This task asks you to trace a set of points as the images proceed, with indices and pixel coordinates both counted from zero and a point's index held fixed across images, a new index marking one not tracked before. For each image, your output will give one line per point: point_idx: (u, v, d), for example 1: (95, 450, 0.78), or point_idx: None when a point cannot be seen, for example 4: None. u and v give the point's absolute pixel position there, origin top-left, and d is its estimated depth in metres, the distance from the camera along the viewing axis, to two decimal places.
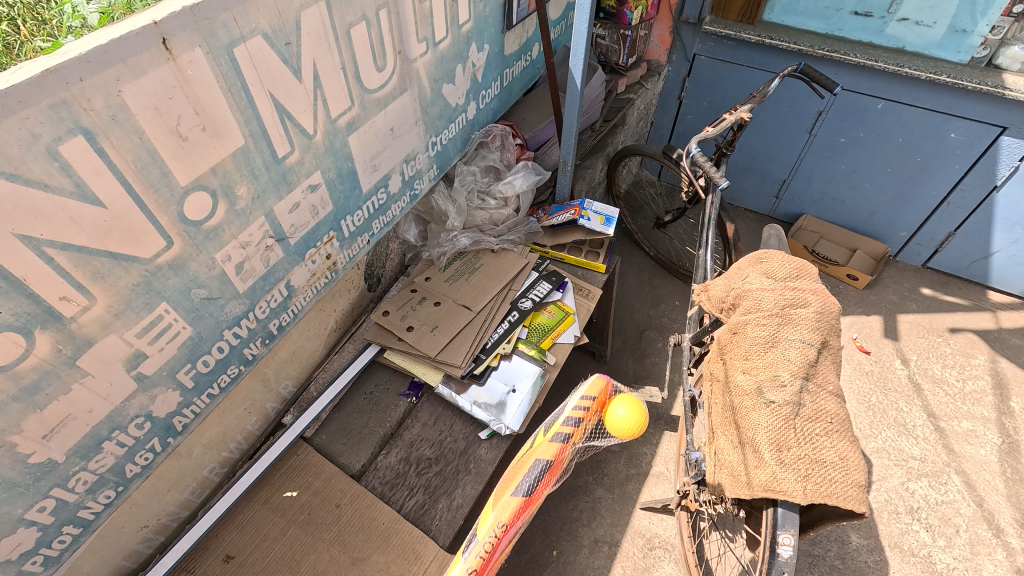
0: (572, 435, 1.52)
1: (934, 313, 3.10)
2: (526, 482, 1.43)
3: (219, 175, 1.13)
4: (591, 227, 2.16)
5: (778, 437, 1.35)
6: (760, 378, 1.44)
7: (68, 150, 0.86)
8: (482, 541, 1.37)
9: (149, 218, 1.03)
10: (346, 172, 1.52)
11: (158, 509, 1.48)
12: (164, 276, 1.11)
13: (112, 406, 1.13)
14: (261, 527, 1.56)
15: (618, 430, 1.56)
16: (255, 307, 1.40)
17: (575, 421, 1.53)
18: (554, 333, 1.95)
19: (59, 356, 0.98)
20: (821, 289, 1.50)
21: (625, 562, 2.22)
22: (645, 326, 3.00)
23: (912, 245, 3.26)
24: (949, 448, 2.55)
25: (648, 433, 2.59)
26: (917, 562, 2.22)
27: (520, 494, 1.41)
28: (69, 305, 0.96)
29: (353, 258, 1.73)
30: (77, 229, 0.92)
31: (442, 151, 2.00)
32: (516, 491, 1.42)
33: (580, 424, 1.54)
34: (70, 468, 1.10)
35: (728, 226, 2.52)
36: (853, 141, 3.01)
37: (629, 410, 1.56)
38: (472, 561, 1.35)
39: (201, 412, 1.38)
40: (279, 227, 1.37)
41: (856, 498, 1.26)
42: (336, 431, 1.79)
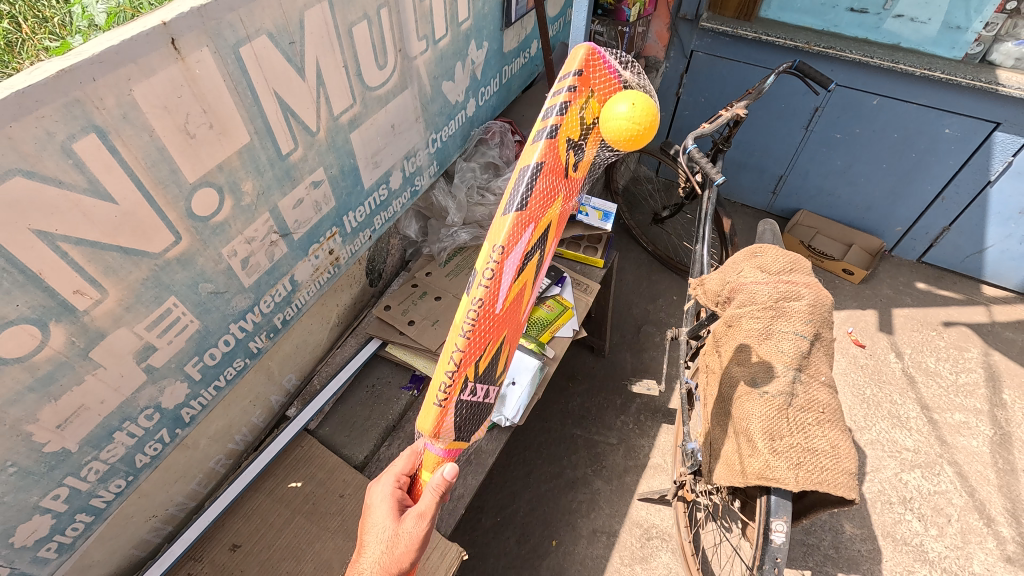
0: (566, 158, 1.07)
1: (928, 307, 3.14)
2: (524, 184, 0.98)
3: (225, 172, 1.16)
4: (588, 222, 2.20)
5: (771, 426, 1.38)
6: (754, 369, 1.48)
7: (81, 147, 0.88)
8: (465, 312, 0.98)
9: (159, 214, 1.06)
10: (349, 169, 1.55)
11: (166, 499, 1.51)
12: (172, 271, 1.14)
13: (122, 397, 1.16)
14: (267, 517, 1.60)
15: (614, 132, 1.11)
16: (260, 302, 1.43)
17: (562, 108, 1.02)
18: (552, 327, 1.99)
19: (72, 348, 1.01)
20: (814, 283, 1.54)
21: (623, 552, 2.27)
22: (643, 320, 3.04)
23: (907, 240, 3.29)
24: (941, 440, 2.59)
25: (646, 426, 2.63)
26: (909, 551, 2.27)
27: (516, 211, 0.96)
28: (82, 298, 0.99)
29: (355, 253, 1.76)
30: (90, 225, 0.95)
31: (442, 148, 2.02)
32: (508, 210, 0.97)
33: (573, 161, 1.11)
34: (83, 458, 1.13)
35: (724, 221, 2.55)
36: (849, 137, 3.04)
37: (633, 107, 1.10)
38: (476, 303, 0.97)
39: (208, 404, 1.41)
40: (284, 223, 1.39)
41: (847, 485, 1.29)
42: (340, 424, 1.83)
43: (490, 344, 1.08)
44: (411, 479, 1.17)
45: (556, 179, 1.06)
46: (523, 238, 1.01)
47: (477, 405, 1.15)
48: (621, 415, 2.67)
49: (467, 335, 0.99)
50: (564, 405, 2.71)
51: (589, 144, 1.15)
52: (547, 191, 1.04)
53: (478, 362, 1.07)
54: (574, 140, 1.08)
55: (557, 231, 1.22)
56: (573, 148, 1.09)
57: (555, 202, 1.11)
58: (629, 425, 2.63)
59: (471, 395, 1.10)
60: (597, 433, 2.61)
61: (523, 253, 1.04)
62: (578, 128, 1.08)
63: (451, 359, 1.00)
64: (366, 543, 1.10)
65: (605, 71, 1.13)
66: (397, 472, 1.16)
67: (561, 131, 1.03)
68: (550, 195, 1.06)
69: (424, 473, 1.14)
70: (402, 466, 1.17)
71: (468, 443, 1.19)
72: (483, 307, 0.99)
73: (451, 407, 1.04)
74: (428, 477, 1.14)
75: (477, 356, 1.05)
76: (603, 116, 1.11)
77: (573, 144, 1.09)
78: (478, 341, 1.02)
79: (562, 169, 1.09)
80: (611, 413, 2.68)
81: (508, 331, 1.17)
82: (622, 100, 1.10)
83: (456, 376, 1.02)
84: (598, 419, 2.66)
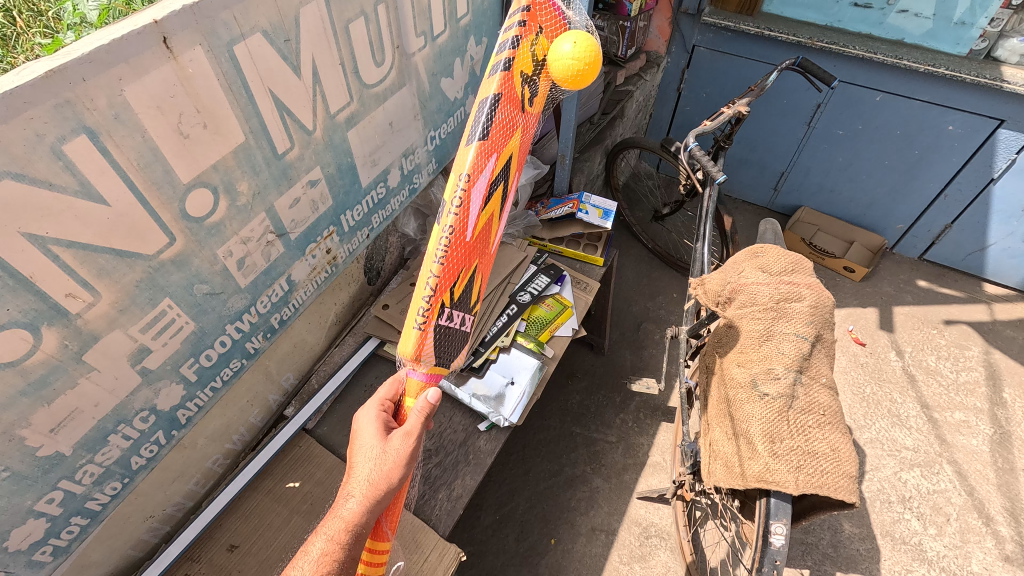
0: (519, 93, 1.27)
1: (929, 305, 3.13)
2: (484, 115, 1.15)
3: (220, 172, 1.14)
4: (588, 220, 2.19)
5: (771, 428, 1.37)
6: (754, 371, 1.47)
7: (72, 149, 0.87)
8: (438, 239, 1.11)
9: (153, 215, 1.04)
10: (346, 167, 1.53)
11: (164, 498, 1.51)
12: (167, 272, 1.13)
13: (117, 400, 1.15)
14: (265, 517, 1.60)
15: (560, 69, 1.32)
16: (256, 302, 1.42)
17: (513, 41, 1.21)
18: (552, 326, 1.98)
19: (66, 352, 1.00)
20: (815, 283, 1.52)
21: (621, 550, 2.27)
22: (643, 318, 3.02)
23: (909, 237, 3.28)
24: (941, 439, 2.59)
25: (645, 424, 2.62)
26: (908, 550, 2.27)
27: (477, 139, 1.11)
28: (75, 302, 0.98)
29: (353, 252, 1.75)
30: (82, 227, 0.93)
31: (441, 145, 2.00)
32: (471, 142, 1.12)
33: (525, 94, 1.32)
34: (78, 461, 1.12)
35: (725, 219, 2.53)
36: (851, 134, 3.02)
37: (575, 46, 1.31)
38: (449, 229, 1.11)
39: (205, 405, 1.40)
40: (280, 223, 1.38)
41: (847, 489, 1.29)
42: (338, 423, 1.81)
43: (462, 269, 1.24)
44: (395, 406, 1.27)
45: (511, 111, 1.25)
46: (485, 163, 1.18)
47: (451, 333, 1.28)
48: (620, 413, 2.66)
49: (447, 251, 1.12)
50: (563, 402, 2.70)
51: (534, 81, 1.37)
52: (505, 122, 1.23)
53: (455, 282, 1.23)
54: (524, 76, 1.28)
55: (512, 165, 1.42)
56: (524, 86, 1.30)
57: (513, 132, 1.33)
58: (628, 423, 2.62)
59: (447, 320, 1.23)
60: (596, 430, 2.60)
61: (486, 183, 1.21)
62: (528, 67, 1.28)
63: (432, 283, 1.11)
64: (355, 463, 1.16)
65: (550, 10, 1.37)
66: (382, 397, 1.25)
67: (513, 67, 1.20)
68: (507, 125, 1.24)
69: (408, 399, 1.24)
70: (385, 391, 1.27)
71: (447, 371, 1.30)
72: (455, 231, 1.13)
73: (431, 331, 1.16)
74: (411, 403, 1.24)
75: (452, 279, 1.20)
76: (551, 56, 1.32)
77: (524, 84, 1.30)
78: (452, 260, 1.16)
79: (516, 103, 1.27)
80: (610, 411, 2.67)
81: (477, 257, 1.36)
82: (567, 39, 1.31)
83: (433, 302, 1.14)
84: (597, 417, 2.65)
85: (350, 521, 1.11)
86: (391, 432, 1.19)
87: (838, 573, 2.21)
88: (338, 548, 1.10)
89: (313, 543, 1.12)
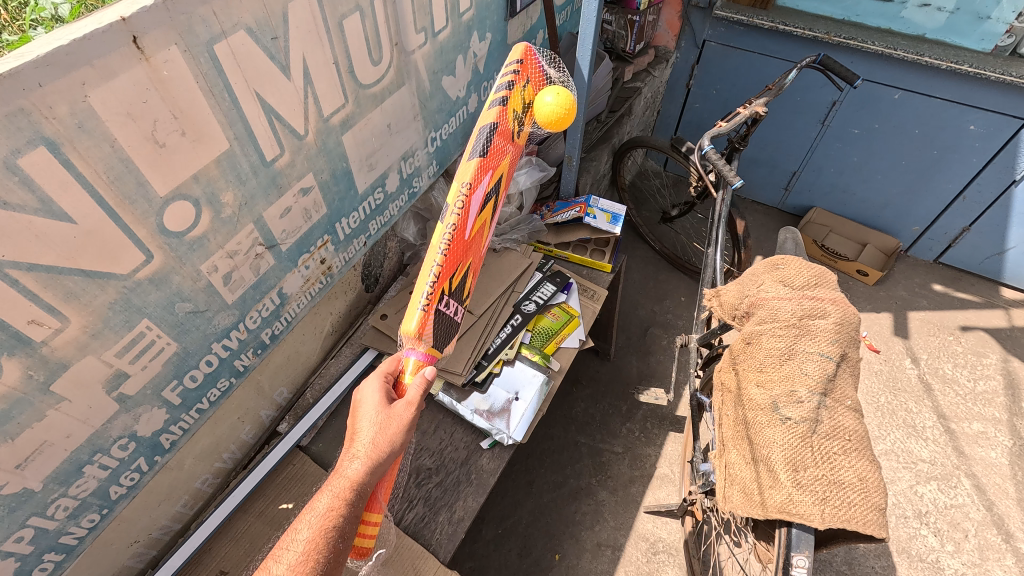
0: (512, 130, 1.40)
1: (944, 311, 3.03)
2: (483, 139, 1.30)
3: (202, 183, 1.05)
4: (596, 225, 2.09)
5: (794, 456, 1.29)
6: (775, 392, 1.38)
7: (29, 162, 0.77)
8: (442, 234, 1.21)
9: (126, 232, 0.95)
10: (341, 173, 1.44)
11: (149, 523, 1.43)
12: (144, 292, 1.04)
13: (92, 429, 1.06)
14: (256, 541, 1.51)
15: (543, 116, 1.40)
16: (245, 318, 1.33)
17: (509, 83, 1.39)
18: (558, 337, 1.89)
19: (30, 383, 0.91)
20: (840, 298, 1.42)
21: (628, 567, 2.19)
22: (650, 323, 2.93)
23: (924, 240, 3.17)
24: (959, 451, 2.51)
25: (652, 434, 2.54)
26: (924, 568, 2.19)
27: (477, 155, 1.26)
28: (39, 329, 0.89)
29: (350, 261, 1.65)
30: (43, 248, 0.84)
31: (442, 146, 1.90)
32: (472, 156, 1.27)
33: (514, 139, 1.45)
34: (49, 495, 1.04)
35: (738, 223, 2.44)
36: (867, 133, 2.91)
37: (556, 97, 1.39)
38: (451, 227, 1.21)
39: (190, 427, 1.32)
40: (270, 234, 1.29)
41: (877, 523, 1.20)
42: (333, 439, 1.73)
43: (461, 264, 1.31)
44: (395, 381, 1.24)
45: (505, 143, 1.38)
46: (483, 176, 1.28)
47: (450, 324, 1.30)
48: (627, 422, 2.58)
49: (448, 251, 1.22)
50: (567, 411, 2.62)
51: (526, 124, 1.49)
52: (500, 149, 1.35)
53: (454, 276, 1.28)
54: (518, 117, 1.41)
55: (505, 188, 1.51)
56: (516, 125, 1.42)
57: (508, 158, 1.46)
58: (635, 433, 2.54)
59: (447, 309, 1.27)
60: (602, 440, 2.52)
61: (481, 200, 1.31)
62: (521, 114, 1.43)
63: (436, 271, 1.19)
64: (358, 430, 1.12)
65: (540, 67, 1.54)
66: (383, 371, 1.23)
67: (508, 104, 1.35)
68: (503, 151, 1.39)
69: (407, 376, 1.21)
70: (386, 366, 1.24)
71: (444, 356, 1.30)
72: (457, 229, 1.22)
73: (433, 313, 1.20)
74: (410, 379, 1.21)
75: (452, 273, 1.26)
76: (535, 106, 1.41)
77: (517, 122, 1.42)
78: (454, 257, 1.25)
79: (511, 135, 1.42)
80: (617, 419, 2.58)
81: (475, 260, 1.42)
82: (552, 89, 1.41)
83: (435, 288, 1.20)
84: (603, 426, 2.57)
85: (356, 480, 1.06)
86: (393, 401, 1.17)
87: None
88: (343, 505, 1.04)
89: (318, 500, 1.05)
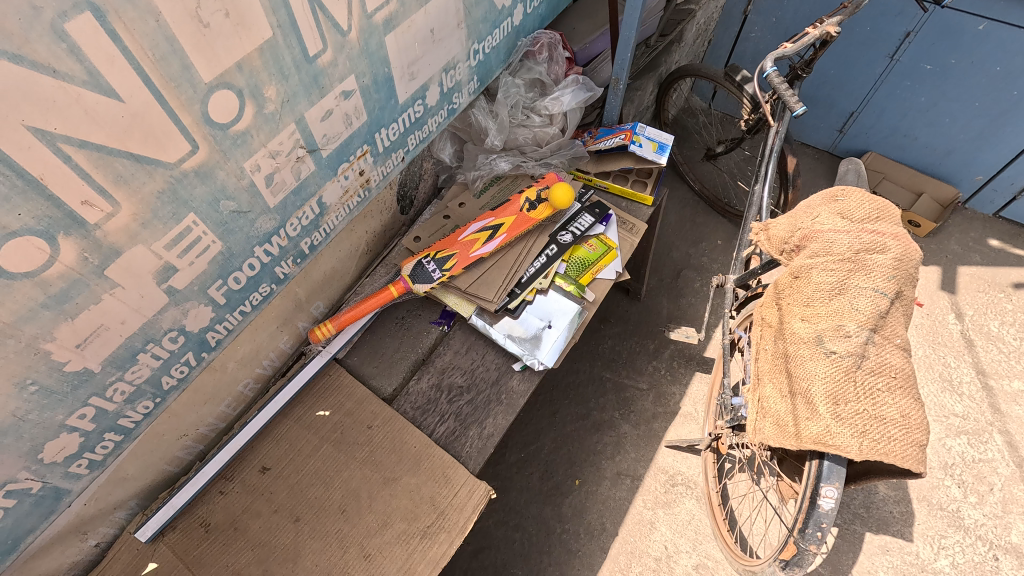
0: (534, 208, 1.78)
1: (998, 267, 2.85)
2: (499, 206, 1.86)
3: (245, 72, 1.01)
4: (641, 155, 1.98)
5: (835, 390, 1.26)
6: (821, 327, 1.33)
7: (75, 29, 0.75)
8: (445, 237, 1.82)
9: (172, 117, 0.93)
10: (382, 79, 1.38)
11: (197, 420, 1.50)
12: (190, 185, 1.03)
13: (145, 318, 1.09)
14: (296, 442, 1.57)
15: (557, 199, 1.74)
16: (286, 224, 1.32)
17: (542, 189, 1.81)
18: (593, 268, 1.85)
19: (86, 265, 0.93)
20: (903, 234, 1.35)
21: (646, 496, 2.25)
22: (683, 265, 2.86)
23: (987, 191, 2.93)
24: (994, 407, 2.44)
25: (678, 373, 2.53)
26: (944, 516, 2.20)
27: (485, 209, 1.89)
28: (92, 211, 0.90)
29: (387, 176, 1.62)
30: (93, 126, 0.83)
31: (484, 61, 1.80)
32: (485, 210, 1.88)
33: (518, 196, 1.83)
34: (107, 378, 1.09)
35: (789, 160, 2.32)
36: (942, 70, 2.61)
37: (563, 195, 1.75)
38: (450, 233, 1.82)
39: (234, 328, 1.35)
40: (311, 137, 1.25)
41: (915, 459, 1.19)
42: (368, 353, 1.77)
43: (448, 253, 1.73)
44: None
45: (526, 216, 1.77)
46: (500, 241, 1.73)
47: (427, 277, 1.69)
48: (653, 360, 2.57)
49: (452, 271, 1.69)
50: (594, 347, 2.61)
51: (546, 204, 1.79)
52: (513, 219, 1.77)
53: (441, 254, 1.72)
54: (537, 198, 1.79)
55: (515, 235, 1.75)
56: (534, 206, 1.78)
57: (523, 220, 1.77)
58: (661, 371, 2.54)
59: (428, 266, 1.71)
60: (627, 377, 2.53)
61: (487, 251, 1.74)
62: (547, 208, 1.78)
63: (444, 277, 1.68)
64: None
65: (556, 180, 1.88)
66: None
67: (546, 211, 1.77)
68: (511, 208, 1.80)
69: None
70: None
71: (412, 287, 1.68)
72: (452, 235, 1.81)
73: (415, 259, 1.73)
74: (394, 286, 1.69)
75: (442, 248, 1.76)
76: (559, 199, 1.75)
77: (536, 201, 1.79)
78: (439, 246, 1.77)
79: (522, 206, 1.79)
80: (643, 357, 2.57)
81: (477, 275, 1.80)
82: (566, 189, 1.73)
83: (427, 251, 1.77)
84: (629, 363, 2.56)
85: None
86: None
87: (868, 533, 2.17)
88: None
89: None
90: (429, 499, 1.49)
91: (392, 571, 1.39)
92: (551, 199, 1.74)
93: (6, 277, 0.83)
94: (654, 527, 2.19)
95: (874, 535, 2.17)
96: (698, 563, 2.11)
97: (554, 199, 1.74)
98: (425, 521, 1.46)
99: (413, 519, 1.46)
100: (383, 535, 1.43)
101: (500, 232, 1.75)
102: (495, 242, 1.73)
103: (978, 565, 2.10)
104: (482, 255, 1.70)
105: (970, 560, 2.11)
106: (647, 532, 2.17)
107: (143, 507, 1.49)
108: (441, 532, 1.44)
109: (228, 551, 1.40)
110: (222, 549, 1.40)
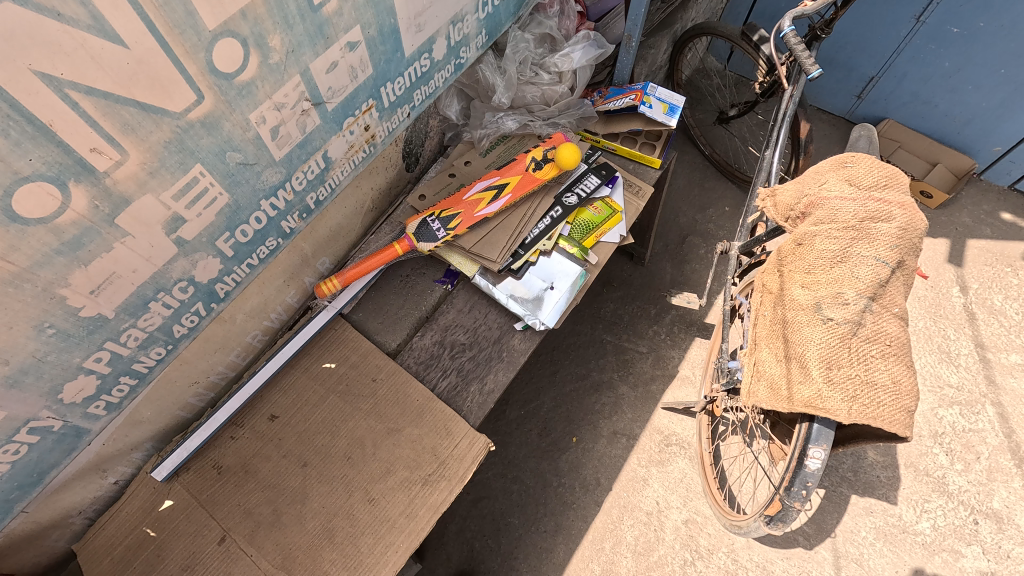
0: (541, 167, 1.78)
1: (1008, 241, 2.81)
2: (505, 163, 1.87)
3: (249, 20, 1.00)
4: (650, 116, 1.97)
5: (829, 354, 1.28)
6: (820, 294, 1.34)
7: None
8: (448, 195, 1.84)
9: (177, 65, 0.93)
10: (388, 31, 1.35)
11: (207, 368, 1.54)
12: (197, 135, 1.03)
13: (155, 268, 1.12)
14: (302, 393, 1.62)
15: (563, 158, 1.74)
16: (292, 177, 1.33)
17: (548, 148, 1.82)
18: (598, 231, 1.84)
19: (97, 213, 0.95)
20: (910, 203, 1.34)
21: (641, 454, 2.33)
22: (689, 231, 2.85)
23: (1004, 162, 2.86)
24: (989, 379, 2.47)
25: (678, 337, 2.56)
26: (929, 481, 2.26)
27: (489, 168, 1.90)
28: (101, 158, 0.91)
29: (393, 132, 1.61)
30: (100, 72, 0.84)
31: (493, 14, 1.75)
32: (490, 169, 1.89)
33: (524, 155, 1.83)
34: (120, 324, 1.13)
35: (802, 126, 2.27)
36: (970, 34, 2.51)
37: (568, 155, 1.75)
38: (454, 192, 1.84)
39: (242, 281, 1.37)
40: (316, 89, 1.24)
41: (902, 424, 1.22)
42: (373, 309, 1.80)
43: (452, 211, 1.74)
44: None
45: (531, 178, 1.77)
46: (504, 203, 1.74)
47: (431, 235, 1.70)
48: (654, 325, 2.60)
49: (456, 230, 1.70)
50: (596, 310, 2.63)
51: (550, 163, 1.79)
52: (519, 180, 1.77)
53: (445, 213, 1.73)
54: (545, 157, 1.80)
55: (519, 196, 1.76)
56: (539, 166, 1.79)
57: (526, 179, 1.77)
58: (661, 335, 2.57)
59: (433, 224, 1.72)
60: (628, 339, 2.56)
61: (492, 211, 1.75)
62: (552, 169, 1.79)
63: (449, 237, 1.70)
64: None
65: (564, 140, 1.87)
66: None
67: (552, 173, 1.77)
68: (517, 165, 1.81)
69: None
70: None
71: (416, 246, 1.70)
72: (455, 193, 1.83)
73: (421, 216, 1.75)
74: (399, 243, 1.71)
75: (446, 205, 1.77)
76: (565, 158, 1.75)
77: (543, 160, 1.79)
78: (445, 203, 1.78)
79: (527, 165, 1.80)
80: (645, 322, 2.60)
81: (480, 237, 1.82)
82: (573, 149, 1.74)
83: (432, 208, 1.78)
84: (630, 327, 2.59)
85: None
86: None
87: (853, 495, 2.25)
88: None
89: None
90: (430, 449, 1.55)
91: (395, 514, 1.46)
92: (558, 158, 1.75)
93: (20, 222, 0.86)
94: (647, 483, 2.27)
95: (860, 497, 2.24)
96: (688, 518, 2.20)
97: (560, 158, 1.75)
98: (426, 470, 1.52)
99: (415, 468, 1.52)
100: (387, 481, 1.50)
101: (506, 192, 1.75)
102: (500, 203, 1.74)
103: (958, 528, 2.17)
104: (486, 215, 1.71)
105: (950, 523, 2.18)
106: (640, 488, 2.26)
107: (158, 449, 1.56)
108: (442, 480, 1.51)
109: (239, 492, 1.47)
110: (234, 489, 1.47)
